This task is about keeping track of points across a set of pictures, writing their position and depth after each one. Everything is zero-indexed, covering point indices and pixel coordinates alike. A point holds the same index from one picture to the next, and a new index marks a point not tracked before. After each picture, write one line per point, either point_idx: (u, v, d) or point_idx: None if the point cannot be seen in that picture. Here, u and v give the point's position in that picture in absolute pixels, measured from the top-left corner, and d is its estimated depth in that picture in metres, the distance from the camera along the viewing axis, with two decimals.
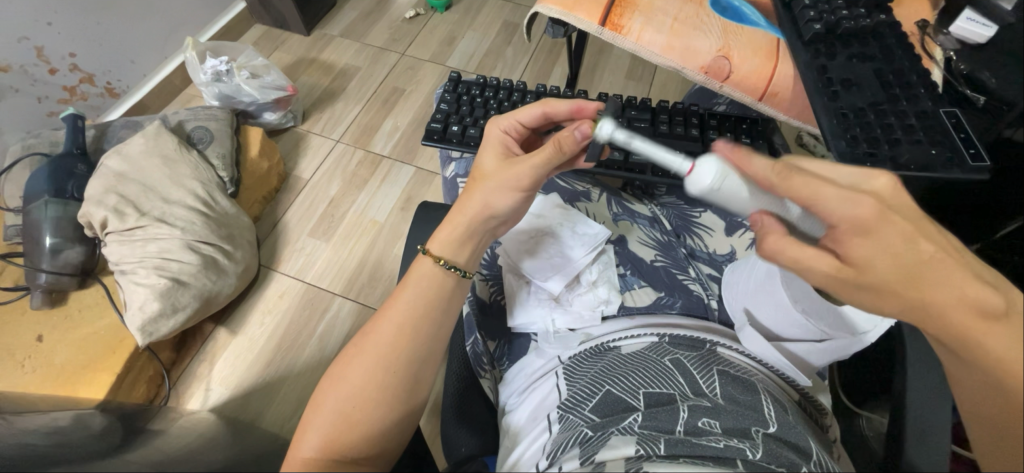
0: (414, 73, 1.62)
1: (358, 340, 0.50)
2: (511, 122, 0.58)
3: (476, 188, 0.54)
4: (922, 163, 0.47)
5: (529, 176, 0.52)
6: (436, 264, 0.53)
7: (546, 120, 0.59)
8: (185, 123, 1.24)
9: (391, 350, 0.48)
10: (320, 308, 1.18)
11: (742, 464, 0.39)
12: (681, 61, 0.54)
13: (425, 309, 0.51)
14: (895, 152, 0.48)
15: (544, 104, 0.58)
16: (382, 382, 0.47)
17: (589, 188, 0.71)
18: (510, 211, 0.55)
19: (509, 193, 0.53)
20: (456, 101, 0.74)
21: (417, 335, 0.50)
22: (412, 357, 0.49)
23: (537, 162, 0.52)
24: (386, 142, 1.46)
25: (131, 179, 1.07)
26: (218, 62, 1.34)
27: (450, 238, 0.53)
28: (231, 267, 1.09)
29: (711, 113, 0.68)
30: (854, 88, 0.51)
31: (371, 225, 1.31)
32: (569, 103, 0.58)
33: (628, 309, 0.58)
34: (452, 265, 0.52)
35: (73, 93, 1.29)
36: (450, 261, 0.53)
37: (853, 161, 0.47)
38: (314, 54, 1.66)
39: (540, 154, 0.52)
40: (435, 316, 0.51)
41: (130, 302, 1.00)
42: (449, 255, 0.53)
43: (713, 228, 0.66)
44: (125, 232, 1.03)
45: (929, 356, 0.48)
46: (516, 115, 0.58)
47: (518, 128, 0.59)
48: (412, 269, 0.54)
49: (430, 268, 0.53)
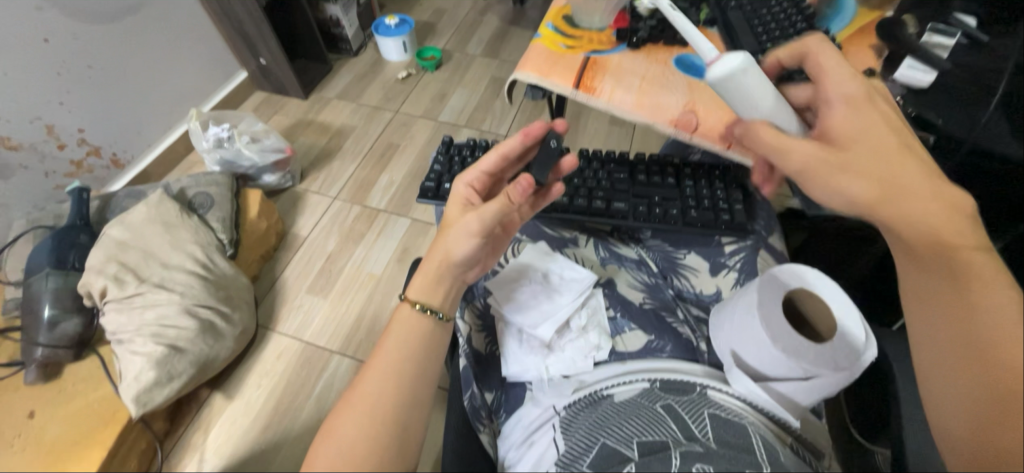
0: (407, 129, 1.70)
1: (348, 395, 0.50)
2: (473, 174, 0.62)
3: (442, 238, 0.58)
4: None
5: (480, 221, 0.57)
6: (411, 308, 0.56)
7: (502, 161, 0.61)
8: (186, 190, 1.27)
9: (380, 400, 0.49)
10: (317, 366, 1.17)
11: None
12: (651, 116, 0.55)
13: (410, 356, 0.53)
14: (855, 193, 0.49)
15: (498, 149, 0.61)
16: (374, 437, 0.47)
17: (576, 233, 0.71)
18: (470, 257, 0.57)
19: (467, 242, 0.56)
20: (449, 161, 0.77)
21: (409, 388, 0.51)
22: (401, 407, 0.49)
23: (488, 208, 0.58)
24: (381, 197, 1.50)
25: (133, 247, 1.09)
26: (220, 129, 1.40)
27: (424, 283, 0.57)
28: (228, 330, 1.09)
29: (686, 162, 0.72)
30: (814, 136, 0.52)
31: (369, 279, 1.32)
32: (515, 136, 0.60)
33: (620, 354, 0.58)
34: (427, 307, 0.55)
35: (79, 166, 1.34)
36: (425, 304, 0.56)
37: (813, 201, 0.48)
38: (310, 116, 1.74)
39: (491, 205, 0.58)
40: (422, 369, 0.53)
41: (126, 372, 0.99)
42: (425, 298, 0.56)
43: (699, 268, 0.65)
44: (124, 300, 1.04)
45: None
46: (477, 166, 0.62)
47: (482, 176, 0.62)
48: (393, 320, 0.56)
49: (408, 315, 0.55)
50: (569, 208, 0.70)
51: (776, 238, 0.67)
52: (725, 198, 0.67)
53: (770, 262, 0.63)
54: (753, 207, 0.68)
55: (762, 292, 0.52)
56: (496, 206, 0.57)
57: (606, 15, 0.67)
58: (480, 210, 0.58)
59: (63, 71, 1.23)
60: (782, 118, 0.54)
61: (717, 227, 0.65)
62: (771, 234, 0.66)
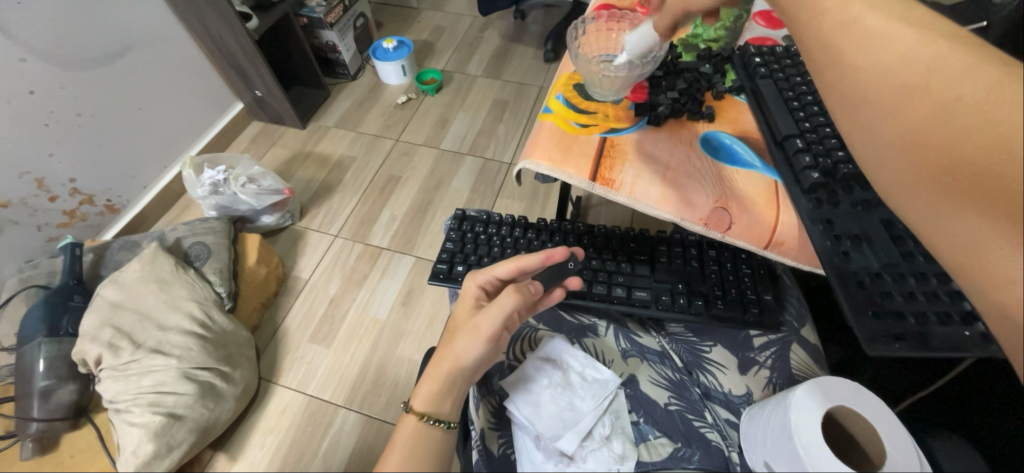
0: (409, 158, 1.65)
1: None
2: (486, 276, 0.56)
3: (449, 342, 0.53)
4: (960, 343, 0.38)
5: (492, 324, 0.51)
6: (420, 421, 0.51)
7: (518, 274, 0.57)
8: (183, 240, 1.23)
9: None
10: (322, 423, 1.12)
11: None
12: (678, 212, 0.50)
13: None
14: (924, 327, 0.39)
15: (516, 259, 0.57)
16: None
17: (595, 319, 0.66)
18: (480, 361, 0.52)
19: (480, 347, 0.51)
20: (462, 238, 0.71)
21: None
22: None
23: (503, 299, 0.51)
24: (383, 234, 1.45)
25: (128, 309, 1.05)
26: (216, 173, 1.36)
27: (432, 393, 0.51)
28: (229, 391, 1.05)
29: (709, 241, 0.68)
30: (865, 246, 0.44)
31: (373, 324, 1.27)
32: (538, 255, 0.57)
33: (644, 467, 0.53)
34: (436, 420, 0.51)
35: (73, 215, 1.30)
36: (435, 416, 0.51)
37: (874, 336, 0.39)
38: (309, 147, 1.69)
39: (505, 299, 0.52)
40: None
41: (123, 445, 0.95)
42: (433, 409, 0.51)
43: (727, 365, 0.60)
44: (120, 366, 1.00)
45: None
46: (491, 269, 0.56)
47: (494, 282, 0.57)
48: (398, 428, 0.51)
49: (413, 426, 0.51)
50: (584, 294, 0.65)
51: (808, 329, 0.62)
52: (752, 286, 0.63)
53: (805, 360, 0.59)
54: (781, 294, 0.64)
55: (807, 404, 0.47)
56: (511, 298, 0.51)
57: (622, 89, 0.61)
58: (490, 309, 0.52)
59: (52, 121, 1.19)
60: (826, 222, 0.46)
61: (745, 319, 0.61)
62: (803, 326, 0.62)
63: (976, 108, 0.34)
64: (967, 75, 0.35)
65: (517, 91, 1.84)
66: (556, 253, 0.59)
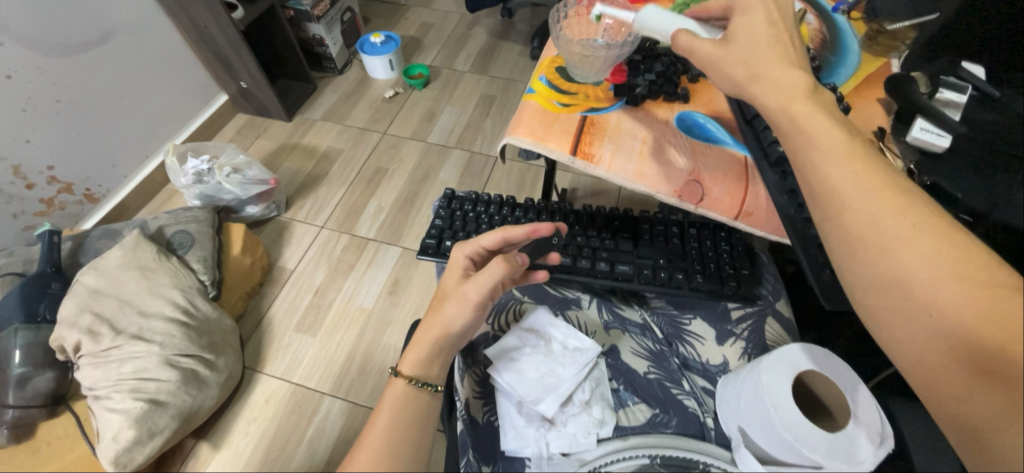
0: (396, 151, 1.65)
1: None
2: (474, 247, 0.59)
3: (436, 309, 0.55)
4: None
5: (480, 292, 0.54)
6: (408, 384, 0.52)
7: (504, 243, 0.60)
8: (165, 229, 1.22)
9: None
10: (308, 410, 1.12)
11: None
12: (653, 186, 0.52)
13: (401, 436, 0.49)
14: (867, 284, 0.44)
15: (502, 230, 0.59)
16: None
17: (579, 293, 0.68)
18: (467, 329, 0.55)
19: (467, 314, 0.54)
20: (451, 215, 0.73)
21: (399, 466, 0.47)
22: None
23: (492, 268, 0.54)
24: (370, 225, 1.46)
25: (108, 296, 1.04)
26: (200, 162, 1.35)
27: (421, 357, 0.53)
28: (212, 378, 1.04)
29: (690, 221, 0.71)
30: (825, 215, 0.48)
31: (359, 313, 1.28)
32: (524, 227, 0.60)
33: (623, 430, 0.55)
34: (424, 383, 0.52)
35: (50, 204, 1.28)
36: (424, 380, 0.53)
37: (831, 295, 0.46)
38: (295, 139, 1.69)
39: (492, 270, 0.54)
40: (405, 432, 0.50)
41: (103, 431, 0.94)
42: (421, 373, 0.53)
43: (705, 336, 0.62)
44: (100, 353, 0.99)
45: None
46: (479, 239, 0.59)
47: (481, 252, 0.60)
48: (385, 392, 0.53)
49: (401, 390, 0.52)
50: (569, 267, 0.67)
51: (783, 303, 0.64)
52: (730, 262, 0.66)
53: (779, 333, 0.61)
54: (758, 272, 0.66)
55: (774, 366, 0.49)
56: (498, 269, 0.54)
57: (601, 70, 0.64)
58: (479, 278, 0.54)
59: (29, 107, 1.17)
60: (791, 192, 0.50)
61: (723, 292, 0.63)
62: (778, 299, 0.64)
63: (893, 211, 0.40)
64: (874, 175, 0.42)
65: (505, 87, 1.86)
66: (542, 229, 0.61)
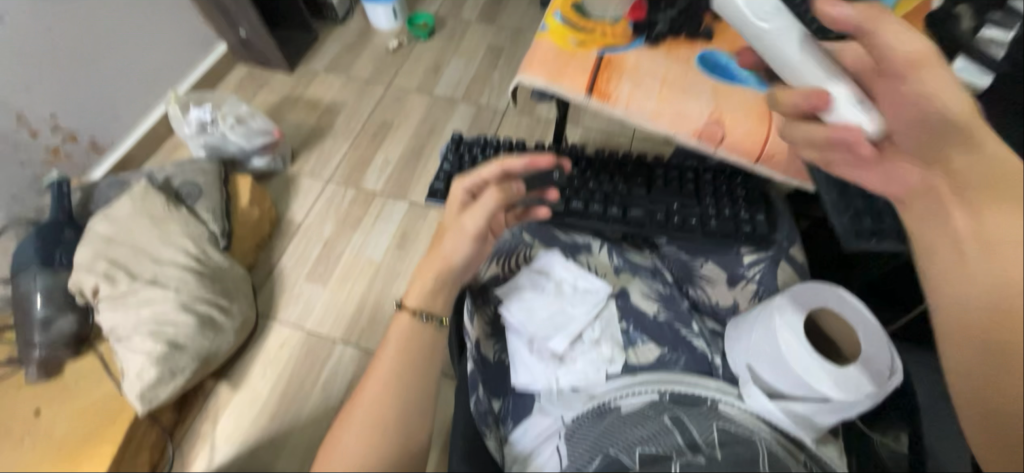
0: (401, 104, 1.62)
1: (352, 403, 0.50)
2: (472, 180, 0.58)
3: (440, 242, 0.57)
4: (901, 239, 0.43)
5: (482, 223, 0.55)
6: (413, 318, 0.54)
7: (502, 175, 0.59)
8: (172, 179, 1.22)
9: (383, 408, 0.49)
10: (321, 355, 1.16)
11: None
12: (672, 126, 0.55)
13: (408, 362, 0.52)
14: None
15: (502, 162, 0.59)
16: (372, 440, 0.48)
17: (589, 238, 0.68)
18: (469, 260, 0.57)
19: (470, 245, 0.56)
20: (459, 159, 0.73)
21: (410, 394, 0.50)
22: (404, 413, 0.50)
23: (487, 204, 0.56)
24: (376, 179, 1.45)
25: (122, 244, 1.06)
26: (203, 111, 1.34)
27: (424, 289, 0.55)
28: (228, 324, 1.07)
29: (705, 168, 0.71)
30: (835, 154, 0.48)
31: (367, 265, 1.29)
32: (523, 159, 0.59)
33: (632, 368, 0.57)
34: (430, 315, 0.54)
35: (57, 153, 1.27)
36: (428, 312, 0.55)
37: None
38: (298, 91, 1.65)
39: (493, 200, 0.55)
40: (414, 363, 0.52)
41: (127, 370, 0.98)
42: (427, 305, 0.55)
43: (715, 279, 0.63)
44: (118, 297, 1.02)
45: None
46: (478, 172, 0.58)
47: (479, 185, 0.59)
48: (390, 326, 0.55)
49: (406, 323, 0.54)
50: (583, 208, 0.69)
51: (797, 248, 0.64)
52: (745, 206, 0.66)
53: (790, 276, 0.61)
54: (772, 216, 0.66)
55: (783, 305, 0.52)
56: (497, 199, 0.55)
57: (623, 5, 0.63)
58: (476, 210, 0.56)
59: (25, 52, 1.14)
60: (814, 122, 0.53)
61: (740, 236, 0.64)
62: (792, 245, 0.63)
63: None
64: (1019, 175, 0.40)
65: (512, 38, 1.78)
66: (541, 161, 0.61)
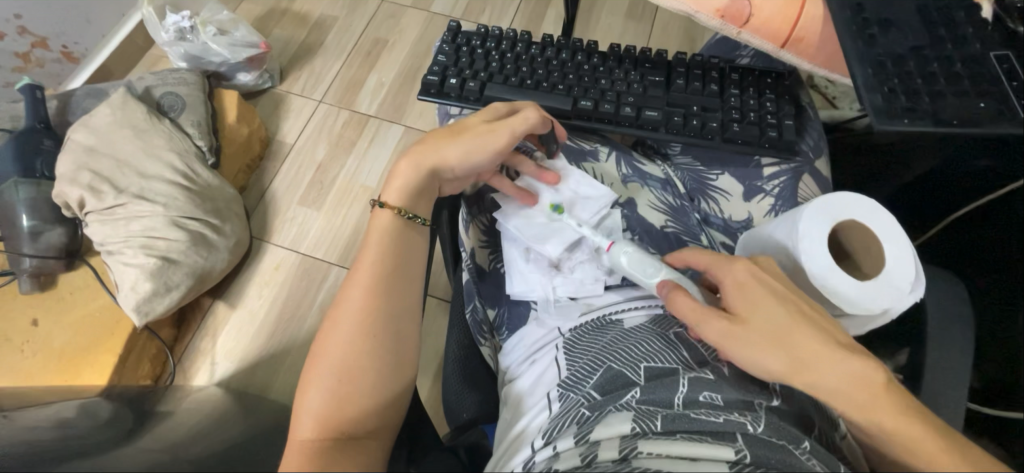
0: (396, 21, 1.48)
1: (333, 312, 0.48)
2: None
3: (447, 140, 0.52)
4: (966, 117, 0.44)
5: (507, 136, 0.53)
6: (396, 215, 0.52)
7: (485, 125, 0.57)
8: (153, 90, 1.15)
9: (366, 315, 0.47)
10: (317, 278, 1.15)
11: (742, 437, 0.39)
12: (695, 4, 0.51)
13: (393, 267, 0.50)
14: (936, 106, 0.45)
15: None
16: (357, 346, 0.45)
17: (597, 146, 0.64)
18: (472, 171, 0.54)
19: (486, 155, 0.52)
20: (456, 52, 0.70)
21: (394, 303, 0.48)
22: (388, 322, 0.47)
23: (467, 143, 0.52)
24: (371, 101, 1.36)
25: (104, 155, 1.01)
26: (181, 17, 1.23)
27: (402, 187, 0.52)
28: (221, 242, 1.04)
29: (733, 66, 0.64)
30: (892, 30, 0.48)
31: (363, 191, 1.25)
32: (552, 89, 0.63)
33: (635, 278, 0.56)
34: (412, 215, 0.52)
35: (27, 59, 1.19)
36: (407, 211, 0.52)
37: (888, 114, 0.45)
38: (284, 3, 1.51)
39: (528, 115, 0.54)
40: (392, 270, 0.49)
41: (121, 283, 0.98)
42: (410, 205, 0.52)
43: (730, 192, 0.60)
44: (105, 210, 0.99)
45: (946, 338, 0.49)
46: None
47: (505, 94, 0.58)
48: (370, 224, 0.52)
49: (387, 220, 0.51)
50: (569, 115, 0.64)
51: (822, 161, 0.61)
52: (774, 111, 0.60)
53: (812, 189, 0.58)
54: (801, 123, 0.62)
55: (814, 214, 0.46)
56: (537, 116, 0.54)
57: None
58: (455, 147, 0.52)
59: None
60: (857, 7, 0.50)
61: (761, 144, 0.60)
62: (817, 157, 0.60)
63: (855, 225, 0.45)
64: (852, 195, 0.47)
65: None
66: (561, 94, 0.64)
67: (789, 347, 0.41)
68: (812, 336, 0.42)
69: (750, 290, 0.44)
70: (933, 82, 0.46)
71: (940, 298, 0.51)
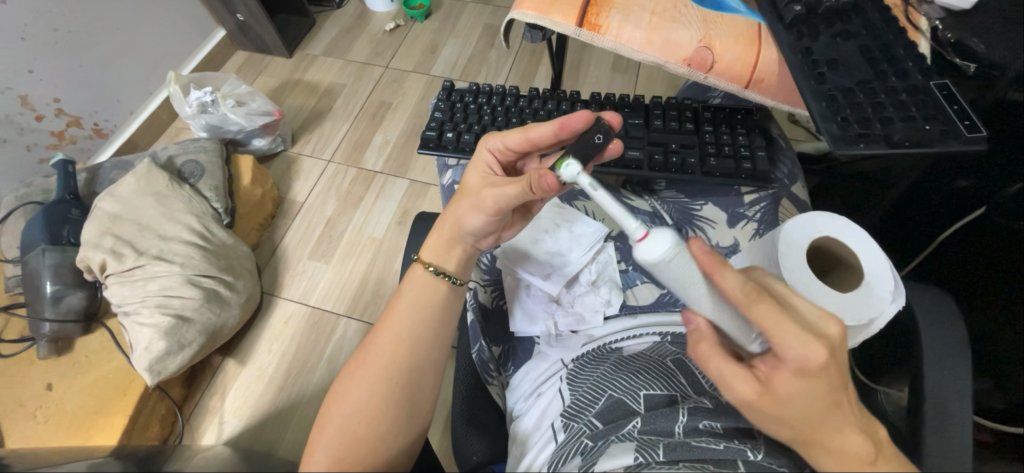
0: (400, 84, 1.60)
1: (360, 356, 0.49)
2: (497, 144, 0.55)
3: (454, 203, 0.54)
4: (916, 139, 0.49)
5: (495, 201, 0.50)
6: (424, 270, 0.52)
7: (530, 147, 0.55)
8: (175, 158, 1.23)
9: (391, 365, 0.48)
10: (325, 331, 1.17)
11: (744, 465, 0.39)
12: (663, 55, 0.58)
13: (424, 319, 0.50)
14: (887, 130, 0.50)
15: (527, 128, 0.54)
16: (390, 399, 0.46)
17: (587, 185, 0.70)
18: (485, 229, 0.53)
19: (480, 215, 0.51)
20: (450, 108, 0.76)
21: (423, 356, 0.49)
22: (413, 370, 0.48)
23: (504, 188, 0.49)
24: (377, 158, 1.44)
25: (127, 220, 1.07)
26: (203, 93, 1.35)
27: (437, 243, 0.53)
28: (233, 298, 1.08)
29: (705, 106, 0.70)
30: (840, 67, 0.54)
31: (370, 242, 1.30)
32: (550, 125, 0.52)
33: (631, 308, 0.59)
34: (441, 271, 0.52)
35: (61, 137, 1.29)
36: (439, 266, 0.52)
37: (845, 140, 0.50)
38: (297, 75, 1.64)
39: (512, 184, 0.49)
40: (441, 329, 0.51)
41: (136, 343, 1.00)
42: (438, 260, 0.53)
43: (715, 220, 0.64)
44: (125, 272, 1.03)
45: (943, 353, 0.50)
46: (503, 136, 0.54)
47: (508, 151, 0.56)
48: (405, 279, 0.53)
49: (420, 275, 0.52)
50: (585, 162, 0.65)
51: (799, 187, 0.65)
52: (747, 144, 0.65)
53: (791, 212, 0.63)
54: (774, 154, 0.66)
55: (791, 232, 0.49)
56: (513, 191, 0.49)
57: None
58: (498, 186, 0.51)
59: (27, 35, 1.15)
60: (806, 50, 0.56)
61: (739, 176, 0.64)
62: (793, 183, 0.65)
63: (767, 311, 0.35)
64: (731, 280, 0.37)
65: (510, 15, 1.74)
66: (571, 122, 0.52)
67: (786, 422, 0.36)
68: (795, 414, 0.36)
69: (713, 362, 0.39)
70: (880, 109, 0.52)
71: (932, 314, 0.52)
